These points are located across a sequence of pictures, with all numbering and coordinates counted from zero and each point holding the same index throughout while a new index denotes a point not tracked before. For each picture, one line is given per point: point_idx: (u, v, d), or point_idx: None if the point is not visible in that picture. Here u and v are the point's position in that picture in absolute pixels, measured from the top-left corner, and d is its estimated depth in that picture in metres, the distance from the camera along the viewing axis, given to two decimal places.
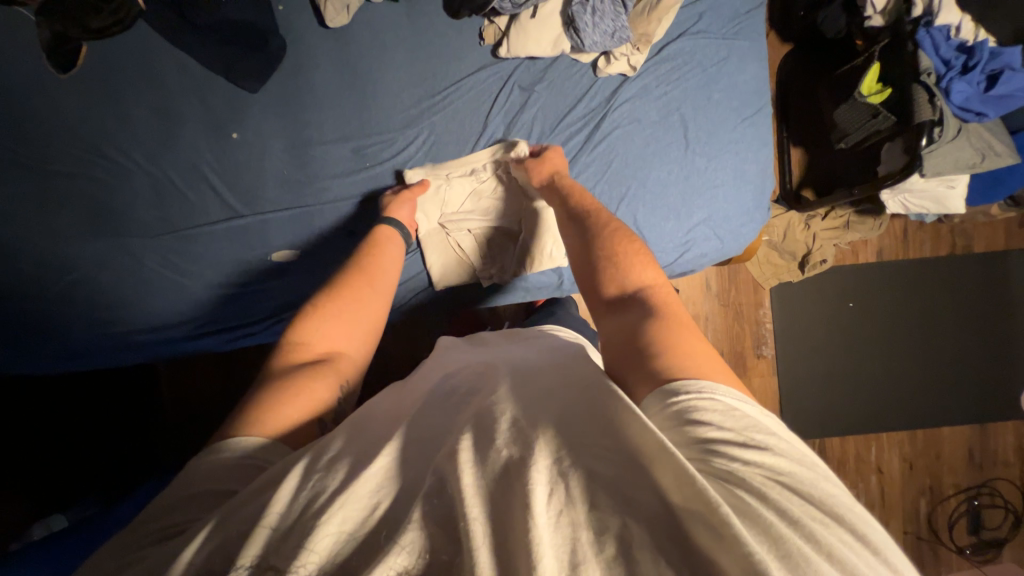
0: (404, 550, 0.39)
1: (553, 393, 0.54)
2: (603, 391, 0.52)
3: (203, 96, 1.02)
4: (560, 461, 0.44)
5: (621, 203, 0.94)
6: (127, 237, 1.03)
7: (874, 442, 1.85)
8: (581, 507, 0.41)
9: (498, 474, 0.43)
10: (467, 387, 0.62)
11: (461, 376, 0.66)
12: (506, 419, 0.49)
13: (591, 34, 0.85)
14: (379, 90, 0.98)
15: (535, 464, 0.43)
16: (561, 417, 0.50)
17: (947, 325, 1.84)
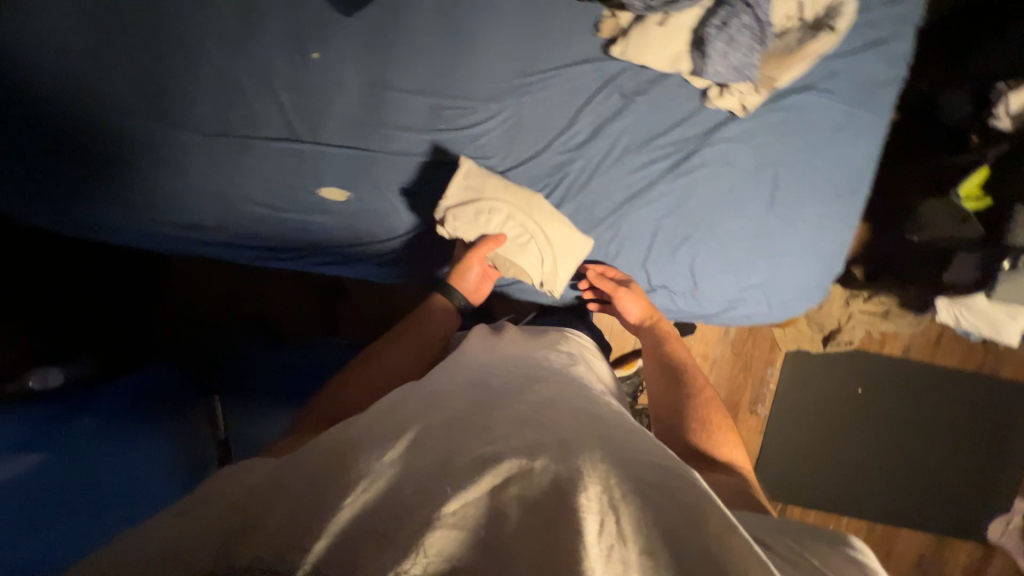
0: (430, 557, 0.38)
1: (583, 426, 0.56)
2: (647, 448, 0.55)
3: (291, 3, 0.96)
4: (612, 494, 0.45)
5: (684, 242, 0.91)
6: (180, 128, 1.00)
7: (833, 522, 1.88)
8: (635, 548, 0.42)
9: (545, 490, 0.44)
10: (508, 392, 0.63)
11: (497, 380, 0.66)
12: (549, 445, 0.50)
13: (717, 62, 0.78)
14: (474, 52, 0.92)
15: (588, 491, 0.44)
16: (610, 451, 0.51)
17: (946, 437, 1.82)
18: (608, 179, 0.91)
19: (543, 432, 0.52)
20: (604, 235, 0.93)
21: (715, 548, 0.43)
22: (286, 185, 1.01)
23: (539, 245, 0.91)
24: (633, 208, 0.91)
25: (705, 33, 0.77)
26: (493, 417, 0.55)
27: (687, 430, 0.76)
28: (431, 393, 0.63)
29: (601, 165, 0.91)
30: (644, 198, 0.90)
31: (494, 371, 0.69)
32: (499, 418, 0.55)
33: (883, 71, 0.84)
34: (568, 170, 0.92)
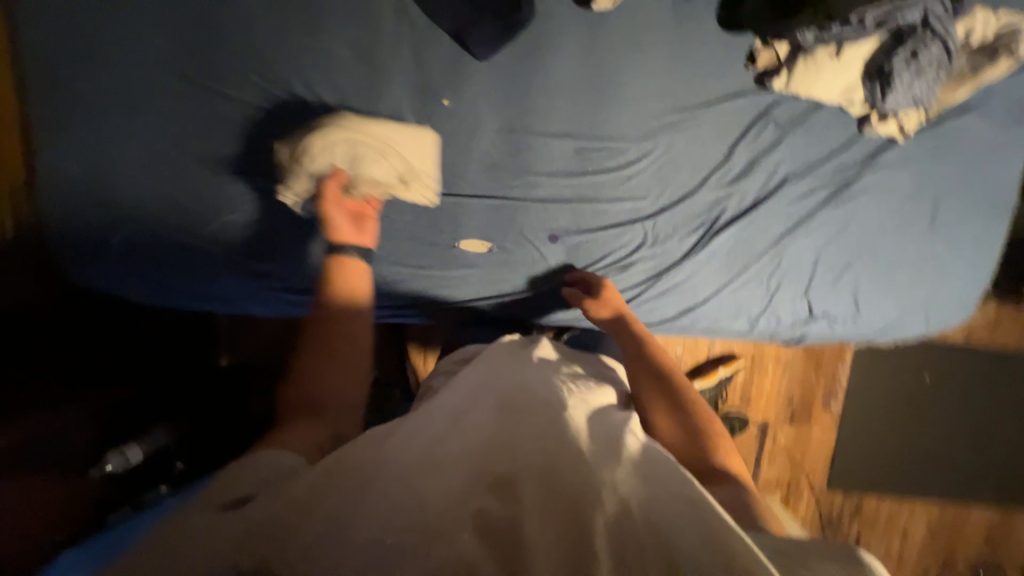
0: None
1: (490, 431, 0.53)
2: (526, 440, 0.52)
3: (418, 50, 0.91)
4: (615, 512, 0.43)
5: (847, 270, 0.91)
6: None
7: (906, 508, 1.95)
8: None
9: (594, 525, 0.42)
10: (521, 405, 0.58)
11: (523, 399, 0.60)
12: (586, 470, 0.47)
13: (899, 94, 0.81)
14: (623, 92, 0.89)
15: (594, 512, 0.42)
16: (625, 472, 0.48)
17: (1010, 416, 1.89)
18: (768, 212, 0.90)
19: (556, 454, 0.49)
20: (766, 269, 0.92)
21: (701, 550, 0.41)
22: (422, 241, 0.95)
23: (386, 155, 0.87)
24: (794, 240, 0.90)
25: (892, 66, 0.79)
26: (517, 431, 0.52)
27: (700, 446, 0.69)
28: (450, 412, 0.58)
29: (761, 199, 0.90)
30: (806, 229, 0.90)
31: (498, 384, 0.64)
32: (520, 434, 0.52)
33: None
34: (699, 202, 0.90)
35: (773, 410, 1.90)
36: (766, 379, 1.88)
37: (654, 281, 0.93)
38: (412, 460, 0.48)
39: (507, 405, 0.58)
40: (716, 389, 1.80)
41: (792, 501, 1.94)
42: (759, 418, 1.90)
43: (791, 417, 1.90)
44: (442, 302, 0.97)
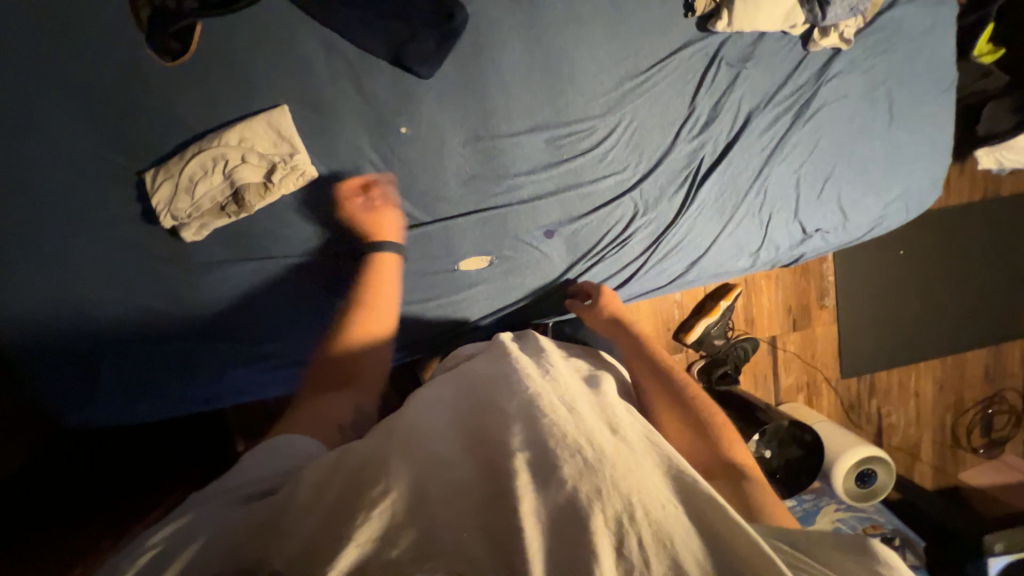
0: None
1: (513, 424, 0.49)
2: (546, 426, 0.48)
3: (360, 84, 0.87)
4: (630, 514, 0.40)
5: (827, 182, 0.94)
6: (284, 257, 0.90)
7: (913, 372, 2.11)
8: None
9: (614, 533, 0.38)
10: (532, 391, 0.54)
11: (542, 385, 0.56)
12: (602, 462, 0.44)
13: (834, 8, 0.84)
14: (576, 71, 0.88)
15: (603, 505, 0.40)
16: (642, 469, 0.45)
17: (980, 263, 2.05)
18: (743, 149, 0.92)
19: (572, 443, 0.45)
20: (755, 203, 0.94)
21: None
22: (423, 274, 0.93)
23: (250, 154, 0.84)
24: (773, 168, 0.93)
25: None
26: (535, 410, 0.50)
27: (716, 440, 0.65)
28: (459, 408, 0.55)
29: (732, 138, 0.92)
30: (781, 155, 0.93)
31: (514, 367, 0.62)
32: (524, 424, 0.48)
33: None
34: (687, 157, 0.92)
35: (777, 323, 2.00)
36: (763, 297, 1.97)
37: (654, 250, 0.95)
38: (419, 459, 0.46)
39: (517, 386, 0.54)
40: (722, 320, 1.88)
41: (815, 398, 2.07)
42: (766, 334, 2.00)
43: (794, 324, 2.00)
44: (456, 330, 0.95)
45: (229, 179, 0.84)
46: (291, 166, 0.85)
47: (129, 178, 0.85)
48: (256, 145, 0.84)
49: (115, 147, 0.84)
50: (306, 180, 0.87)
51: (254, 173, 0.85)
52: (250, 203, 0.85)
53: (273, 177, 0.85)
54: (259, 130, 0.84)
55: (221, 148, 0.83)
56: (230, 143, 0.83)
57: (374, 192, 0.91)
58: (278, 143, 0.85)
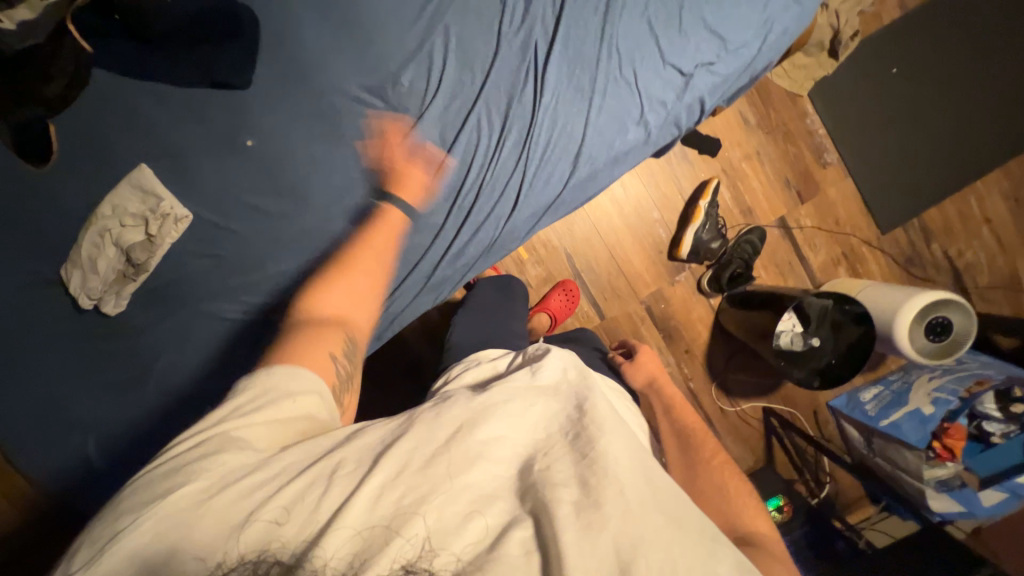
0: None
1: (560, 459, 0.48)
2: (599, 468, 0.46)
3: (198, 118, 0.91)
4: None
5: (683, 11, 0.84)
6: (195, 300, 0.94)
7: (972, 197, 1.78)
8: None
9: None
10: (609, 414, 0.51)
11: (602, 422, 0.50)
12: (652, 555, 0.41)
13: None
14: (377, 17, 0.87)
15: None
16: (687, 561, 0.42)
17: (1007, 40, 1.68)
18: (575, 19, 0.85)
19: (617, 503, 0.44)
20: (613, 66, 0.85)
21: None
22: (320, 269, 0.94)
23: (125, 218, 0.90)
24: (617, 22, 0.84)
25: None
26: (605, 449, 0.47)
27: (722, 501, 0.68)
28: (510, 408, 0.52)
29: (561, 13, 0.85)
30: (619, 5, 0.84)
31: (583, 376, 0.58)
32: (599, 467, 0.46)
33: None
34: (521, 49, 0.86)
35: (780, 203, 1.78)
36: (752, 180, 1.76)
37: (528, 156, 0.89)
38: (472, 486, 0.46)
39: (592, 413, 0.51)
40: (711, 221, 1.70)
41: (860, 267, 1.80)
42: (773, 218, 1.78)
43: (801, 195, 1.77)
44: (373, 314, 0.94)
45: (118, 246, 0.91)
46: (164, 214, 0.91)
47: (48, 279, 0.94)
48: (128, 207, 0.90)
49: (27, 256, 0.94)
50: (185, 225, 0.92)
51: (135, 233, 0.91)
52: (143, 262, 0.92)
53: (152, 229, 0.91)
54: (126, 193, 0.90)
55: (103, 220, 0.91)
56: (108, 213, 0.90)
57: (250, 212, 0.93)
58: (147, 199, 0.91)
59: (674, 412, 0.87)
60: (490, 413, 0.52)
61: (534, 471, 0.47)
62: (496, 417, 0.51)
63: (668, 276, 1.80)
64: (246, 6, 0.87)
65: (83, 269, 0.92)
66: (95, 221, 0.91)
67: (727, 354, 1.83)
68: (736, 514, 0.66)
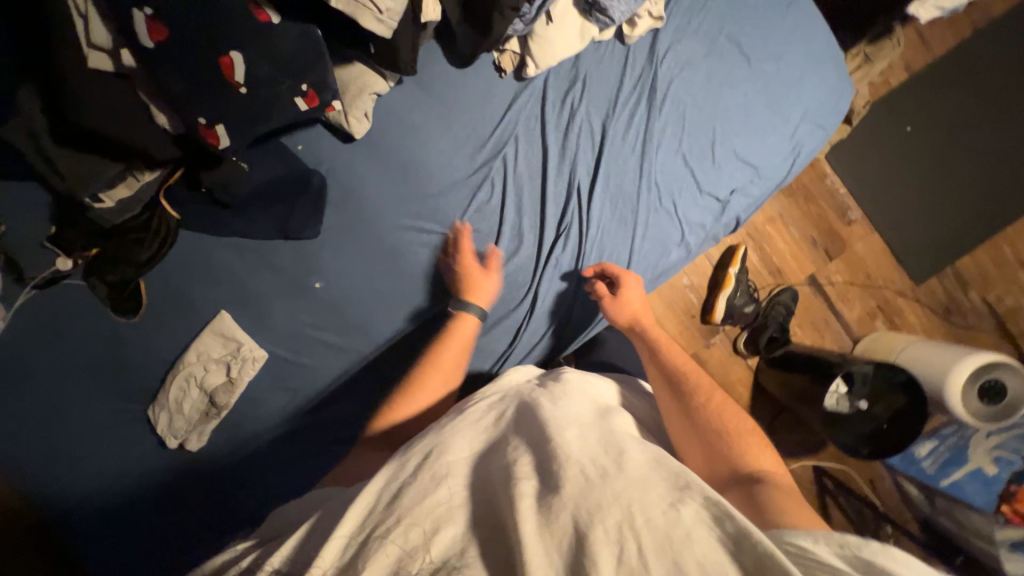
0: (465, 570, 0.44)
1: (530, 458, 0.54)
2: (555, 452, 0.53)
3: (271, 266, 0.99)
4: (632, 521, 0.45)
5: (715, 146, 0.90)
6: (268, 433, 1.00)
7: (1005, 244, 1.77)
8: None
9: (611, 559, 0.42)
10: (568, 418, 0.59)
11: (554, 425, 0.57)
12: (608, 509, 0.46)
13: (618, 6, 0.81)
14: (429, 167, 0.95)
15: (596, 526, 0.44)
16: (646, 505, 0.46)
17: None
18: (615, 158, 0.91)
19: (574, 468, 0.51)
20: (653, 198, 0.92)
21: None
22: (387, 393, 1.01)
23: (206, 362, 0.98)
24: (654, 161, 0.90)
25: None
26: (561, 438, 0.55)
27: (726, 452, 0.68)
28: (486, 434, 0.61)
29: (600, 155, 0.92)
30: (654, 145, 0.90)
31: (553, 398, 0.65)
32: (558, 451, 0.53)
33: None
34: (560, 188, 0.93)
35: (808, 260, 1.79)
36: (777, 241, 1.79)
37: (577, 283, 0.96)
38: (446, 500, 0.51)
39: (552, 415, 0.59)
40: (743, 286, 1.71)
41: (898, 319, 1.78)
42: (802, 276, 1.79)
43: (828, 253, 1.79)
44: None
45: (201, 389, 0.98)
46: (241, 355, 0.98)
47: (135, 421, 1.01)
48: (210, 351, 0.98)
49: (112, 402, 1.01)
50: (260, 363, 0.99)
51: (216, 376, 0.98)
52: (224, 404, 0.98)
53: (233, 370, 0.98)
54: (207, 338, 0.98)
55: (186, 365, 0.98)
56: (192, 358, 0.98)
57: (318, 346, 1.01)
58: (226, 342, 0.99)
59: (664, 356, 0.82)
60: (459, 436, 0.60)
61: (506, 467, 0.54)
62: (464, 437, 0.60)
63: (702, 339, 1.81)
64: (305, 165, 0.95)
65: (167, 412, 0.99)
66: (180, 366, 0.98)
67: (769, 414, 1.81)
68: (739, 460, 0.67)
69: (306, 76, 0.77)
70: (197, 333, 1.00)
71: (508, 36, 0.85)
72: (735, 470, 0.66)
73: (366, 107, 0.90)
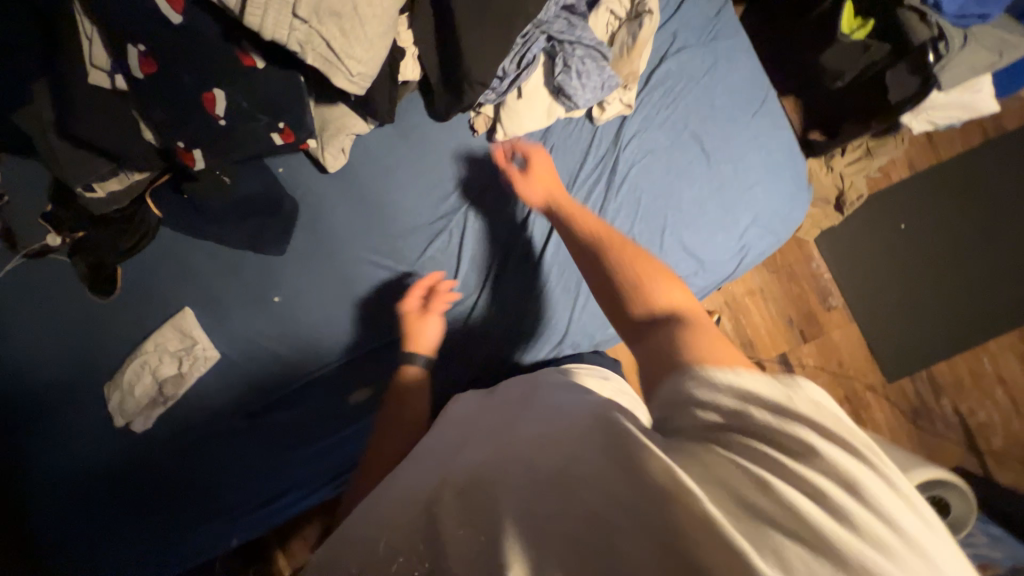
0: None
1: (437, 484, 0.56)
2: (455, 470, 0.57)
3: (238, 274, 1.06)
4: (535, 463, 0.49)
5: (665, 234, 0.92)
6: (208, 428, 1.07)
7: (984, 356, 1.75)
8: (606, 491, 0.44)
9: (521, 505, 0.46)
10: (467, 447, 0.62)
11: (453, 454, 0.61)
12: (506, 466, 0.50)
13: (582, 93, 0.86)
14: (395, 207, 1.02)
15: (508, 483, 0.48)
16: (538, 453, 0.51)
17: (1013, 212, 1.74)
18: None
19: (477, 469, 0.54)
20: None
21: (645, 480, 0.42)
22: (325, 409, 1.07)
23: (162, 353, 1.04)
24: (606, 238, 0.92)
25: (558, 80, 0.85)
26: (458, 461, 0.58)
27: (634, 297, 0.67)
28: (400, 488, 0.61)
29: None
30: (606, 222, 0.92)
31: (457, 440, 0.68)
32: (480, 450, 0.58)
33: (709, 8, 0.92)
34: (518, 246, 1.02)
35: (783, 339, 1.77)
36: (755, 315, 1.76)
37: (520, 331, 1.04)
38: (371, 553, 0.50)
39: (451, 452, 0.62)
40: None
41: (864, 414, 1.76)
42: (775, 354, 1.76)
43: (803, 334, 1.77)
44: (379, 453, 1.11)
45: (154, 377, 1.05)
46: (195, 352, 1.05)
47: (86, 396, 1.07)
48: (167, 343, 1.05)
49: (69, 375, 1.07)
50: (212, 362, 1.06)
51: (169, 367, 1.04)
52: (172, 394, 1.05)
53: (186, 364, 1.05)
54: (167, 330, 1.05)
55: (144, 353, 1.05)
56: (151, 347, 1.05)
57: (268, 354, 1.06)
58: (184, 337, 1.05)
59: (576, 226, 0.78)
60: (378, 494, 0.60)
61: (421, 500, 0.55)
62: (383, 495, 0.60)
63: None
64: (282, 188, 1.02)
65: (119, 393, 1.05)
66: (139, 352, 1.05)
67: None
68: (651, 296, 0.67)
69: (283, 115, 0.84)
70: (160, 324, 1.07)
71: (481, 103, 0.90)
72: (648, 309, 0.65)
73: (342, 144, 0.96)
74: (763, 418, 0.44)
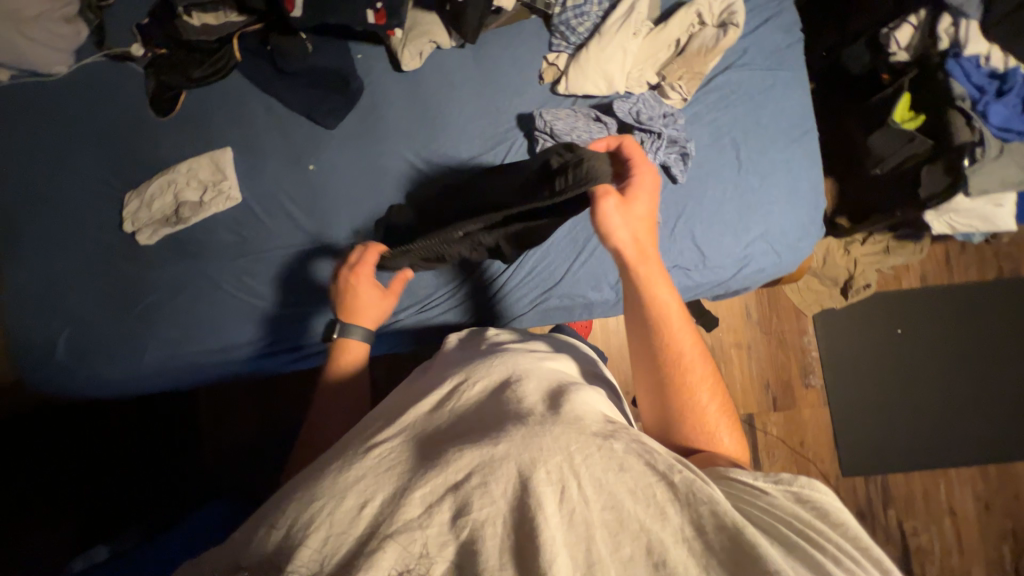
0: (424, 514, 0.44)
1: (455, 432, 0.54)
2: (479, 430, 0.52)
3: (284, 132, 1.12)
4: (572, 460, 0.46)
5: (678, 221, 0.98)
6: (205, 260, 1.12)
7: (942, 482, 1.75)
8: (599, 506, 0.43)
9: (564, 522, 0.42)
10: (470, 407, 0.59)
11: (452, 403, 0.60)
12: (541, 477, 0.44)
13: (644, 108, 0.96)
14: (450, 118, 1.08)
15: (545, 465, 0.45)
16: (578, 457, 0.46)
17: (1006, 356, 1.78)
18: None
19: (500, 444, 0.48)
20: None
21: (698, 512, 0.42)
22: (314, 282, 1.12)
23: (181, 181, 1.11)
24: None
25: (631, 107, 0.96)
26: (468, 424, 0.55)
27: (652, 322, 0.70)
28: (396, 406, 0.64)
29: None
30: None
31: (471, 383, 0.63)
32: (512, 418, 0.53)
33: (783, 40, 1.01)
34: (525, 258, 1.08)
35: (754, 400, 1.78)
36: (735, 369, 1.79)
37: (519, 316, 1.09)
38: (393, 448, 0.52)
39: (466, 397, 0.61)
40: None
41: None
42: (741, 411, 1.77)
43: (774, 402, 1.78)
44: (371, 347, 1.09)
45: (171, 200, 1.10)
46: (213, 190, 1.11)
47: (110, 195, 1.14)
48: (190, 175, 1.11)
49: (104, 171, 1.14)
50: (230, 204, 1.11)
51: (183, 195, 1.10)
52: (186, 218, 1.10)
53: (203, 197, 1.11)
54: (196, 164, 1.12)
55: (164, 176, 1.11)
56: (176, 173, 1.11)
57: (284, 212, 1.12)
58: (209, 175, 1.12)
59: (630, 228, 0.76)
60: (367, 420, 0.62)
61: (477, 410, 0.58)
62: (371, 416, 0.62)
63: None
64: (354, 68, 1.10)
65: (132, 203, 1.11)
66: (162, 176, 1.11)
67: None
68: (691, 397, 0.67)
69: None
70: (196, 155, 1.13)
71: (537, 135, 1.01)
72: (687, 418, 0.65)
73: (422, 48, 1.06)
74: (790, 508, 0.48)
